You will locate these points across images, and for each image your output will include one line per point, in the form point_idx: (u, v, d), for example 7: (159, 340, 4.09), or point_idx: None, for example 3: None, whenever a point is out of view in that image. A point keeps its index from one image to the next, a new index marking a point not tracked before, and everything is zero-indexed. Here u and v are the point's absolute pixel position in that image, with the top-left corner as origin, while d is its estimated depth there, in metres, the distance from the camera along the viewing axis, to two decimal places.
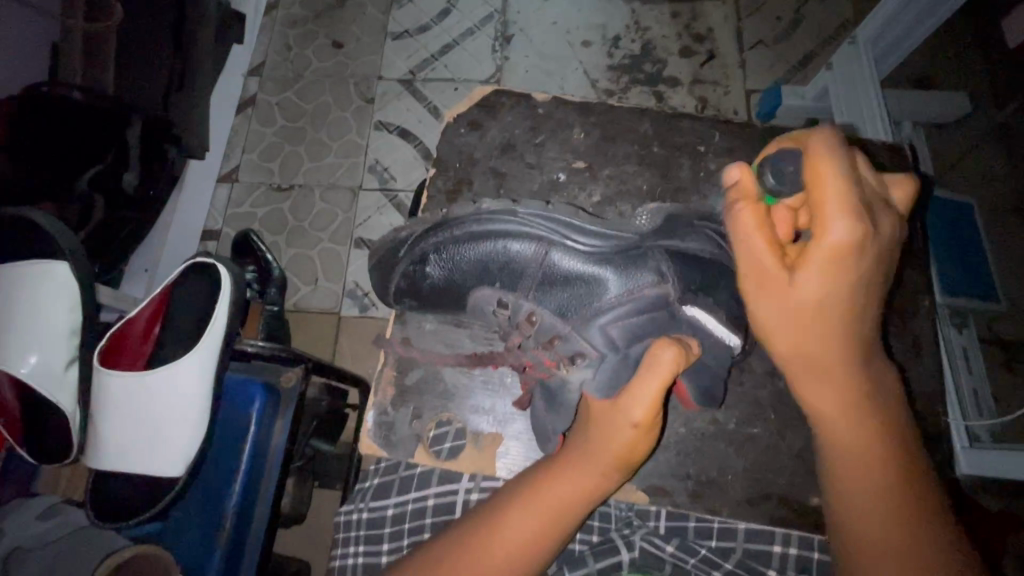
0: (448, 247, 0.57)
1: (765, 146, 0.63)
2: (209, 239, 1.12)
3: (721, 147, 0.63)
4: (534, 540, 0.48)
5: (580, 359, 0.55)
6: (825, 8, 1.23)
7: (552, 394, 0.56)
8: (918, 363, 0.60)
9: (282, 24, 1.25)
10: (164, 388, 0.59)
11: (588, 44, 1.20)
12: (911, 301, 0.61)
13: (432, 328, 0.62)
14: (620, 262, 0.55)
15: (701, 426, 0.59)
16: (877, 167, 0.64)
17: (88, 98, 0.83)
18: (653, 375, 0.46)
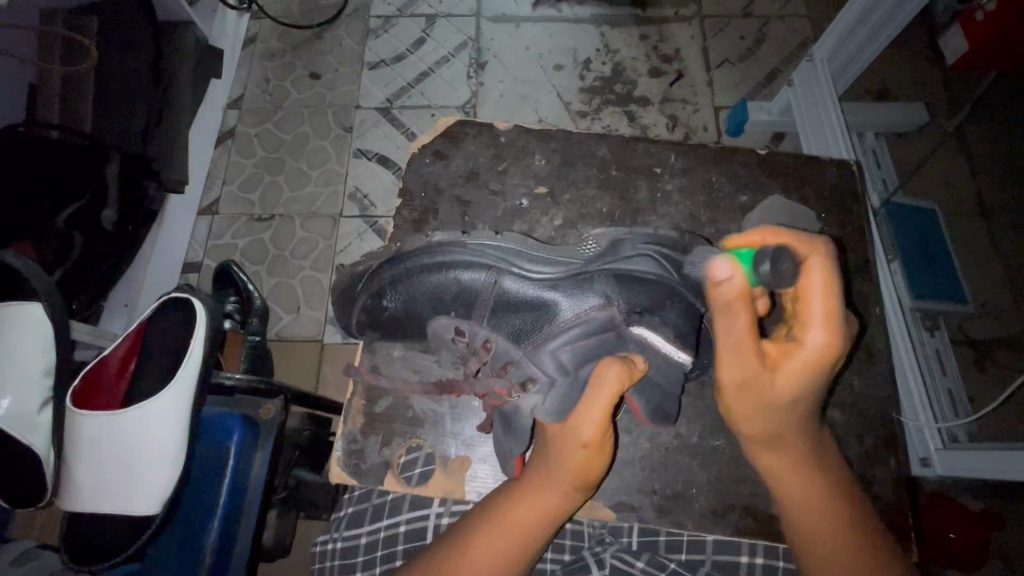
0: (403, 278, 0.58)
1: (719, 165, 0.65)
2: (190, 271, 1.13)
3: (677, 168, 0.65)
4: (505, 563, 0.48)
5: (532, 384, 0.57)
6: (787, 26, 1.27)
7: (507, 419, 0.57)
8: (873, 370, 0.61)
9: (260, 58, 1.28)
10: (139, 426, 0.58)
11: (560, 67, 1.23)
12: (864, 310, 0.63)
13: (401, 355, 0.63)
14: (568, 287, 0.57)
15: (664, 441, 0.60)
16: (825, 183, 0.66)
17: (66, 135, 0.84)
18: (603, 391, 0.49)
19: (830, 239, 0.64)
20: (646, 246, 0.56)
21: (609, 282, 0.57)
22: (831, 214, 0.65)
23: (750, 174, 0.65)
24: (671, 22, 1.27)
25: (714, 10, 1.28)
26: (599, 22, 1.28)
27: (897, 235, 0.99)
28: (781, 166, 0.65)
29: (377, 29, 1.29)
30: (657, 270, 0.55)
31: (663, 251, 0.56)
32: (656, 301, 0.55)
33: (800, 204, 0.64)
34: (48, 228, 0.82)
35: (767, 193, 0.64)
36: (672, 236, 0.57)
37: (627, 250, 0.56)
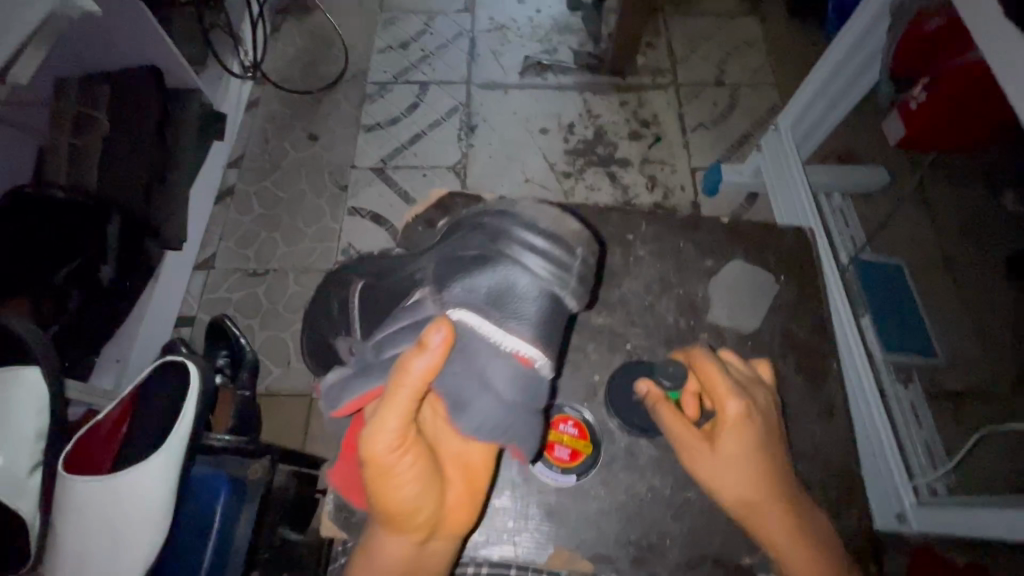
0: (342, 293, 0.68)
1: (685, 232, 0.70)
2: (184, 324, 1.14)
3: (647, 235, 0.69)
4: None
5: (358, 373, 0.55)
6: (756, 94, 1.37)
7: (339, 396, 0.56)
8: (834, 425, 0.63)
9: (262, 120, 1.35)
10: (128, 492, 0.57)
11: (546, 130, 1.31)
12: (822, 366, 0.65)
13: (340, 377, 0.58)
14: (438, 281, 0.53)
15: (640, 491, 0.58)
16: (784, 248, 0.70)
17: (70, 196, 0.90)
18: (397, 405, 0.44)
19: (787, 299, 0.67)
20: (515, 229, 0.52)
21: (467, 269, 0.52)
22: (790, 276, 0.69)
23: (715, 241, 0.70)
24: (649, 89, 1.37)
25: (688, 79, 1.38)
26: (582, 89, 1.37)
27: (869, 292, 1.03)
28: (743, 234, 0.70)
29: (374, 94, 1.37)
30: (528, 258, 0.51)
31: (532, 235, 0.52)
32: (516, 289, 0.50)
33: (761, 268, 0.69)
34: (46, 282, 0.85)
35: (730, 257, 0.69)
36: (546, 220, 0.52)
37: (488, 235, 0.52)
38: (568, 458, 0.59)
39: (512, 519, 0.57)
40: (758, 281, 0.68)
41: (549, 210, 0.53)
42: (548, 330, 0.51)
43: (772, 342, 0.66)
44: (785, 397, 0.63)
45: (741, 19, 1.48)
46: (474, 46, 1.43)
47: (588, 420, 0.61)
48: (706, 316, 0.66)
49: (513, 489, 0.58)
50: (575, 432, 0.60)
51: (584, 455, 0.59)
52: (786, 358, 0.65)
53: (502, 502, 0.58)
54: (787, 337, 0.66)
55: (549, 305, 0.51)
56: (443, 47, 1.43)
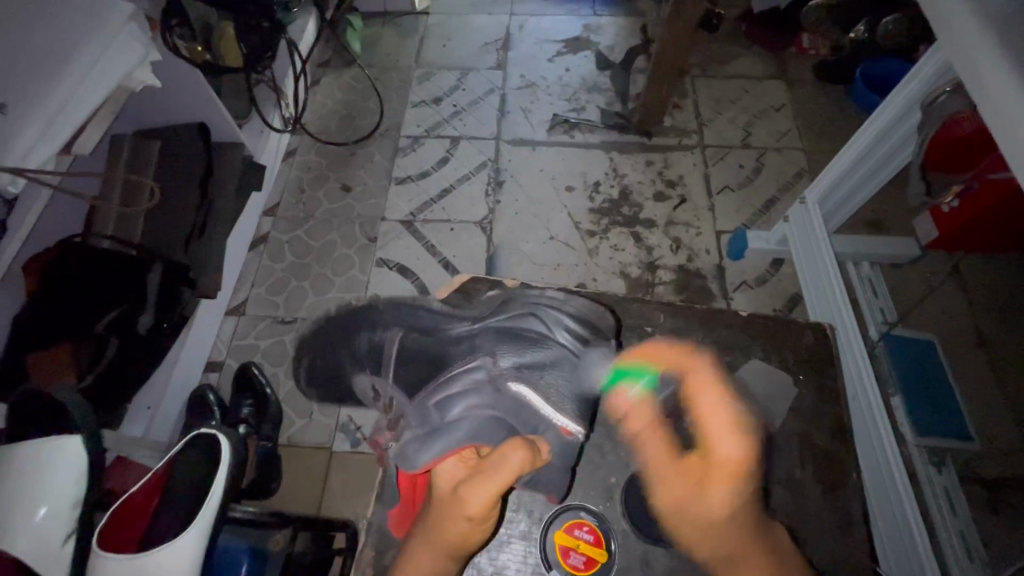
0: (363, 330, 0.74)
1: (704, 325, 0.70)
2: (212, 370, 1.17)
3: (666, 327, 0.70)
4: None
5: (425, 434, 0.57)
6: (782, 158, 1.38)
7: (405, 456, 0.56)
8: (855, 539, 0.60)
9: (298, 171, 1.40)
10: (160, 568, 0.57)
11: (571, 189, 1.34)
12: (843, 473, 0.63)
13: (402, 441, 0.58)
14: (492, 346, 0.63)
15: None
16: (804, 347, 0.69)
17: (116, 245, 0.97)
18: (494, 476, 0.51)
19: (808, 402, 0.66)
20: (548, 315, 0.64)
21: (520, 343, 0.62)
22: (810, 375, 0.68)
23: (734, 336, 0.70)
24: (675, 150, 1.39)
25: (714, 141, 1.40)
26: (608, 148, 1.39)
27: (899, 371, 1.01)
28: (763, 330, 0.70)
29: (406, 147, 1.42)
30: (568, 338, 0.63)
31: (573, 320, 0.64)
32: (557, 362, 0.61)
33: (780, 365, 0.68)
34: (88, 332, 0.89)
35: (748, 356, 0.69)
36: (584, 314, 0.65)
37: (536, 316, 0.64)
38: (584, 565, 0.57)
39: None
40: (779, 380, 0.67)
41: (580, 303, 0.67)
42: (583, 398, 0.60)
43: (790, 446, 0.64)
44: (805, 507, 0.61)
45: (768, 83, 1.50)
46: (504, 104, 1.48)
47: (604, 525, 0.60)
48: None
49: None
50: (591, 538, 0.58)
51: (600, 562, 0.58)
52: (805, 462, 0.63)
53: None
54: (806, 439, 0.64)
55: (585, 378, 0.60)
56: (474, 103, 1.48)
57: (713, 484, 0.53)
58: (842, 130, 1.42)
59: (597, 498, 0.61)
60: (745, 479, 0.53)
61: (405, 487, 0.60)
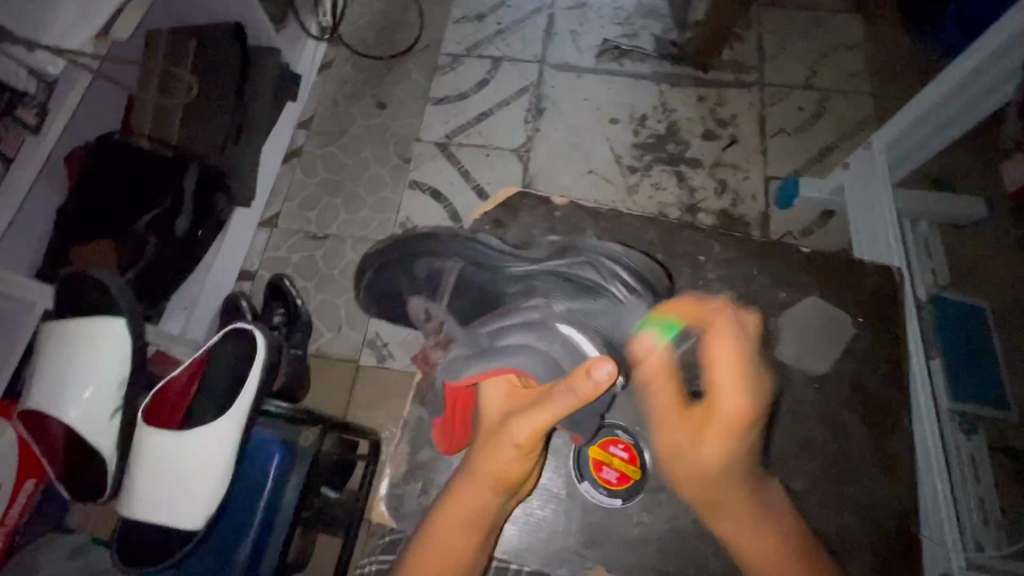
0: (417, 255, 0.67)
1: (761, 258, 0.68)
2: (245, 279, 1.19)
3: (720, 258, 0.68)
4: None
5: (478, 357, 0.60)
6: (847, 101, 1.28)
7: (452, 369, 0.60)
8: (898, 479, 0.62)
9: (332, 83, 1.35)
10: (194, 446, 0.61)
11: (615, 121, 1.27)
12: (894, 418, 0.64)
13: (452, 358, 0.62)
14: (548, 291, 0.65)
15: (685, 525, 0.61)
16: (866, 286, 0.68)
17: (154, 145, 0.95)
18: (548, 411, 0.54)
19: (864, 342, 0.66)
20: (614, 268, 0.63)
21: (574, 290, 0.63)
22: (869, 320, 0.67)
23: (794, 268, 0.68)
24: (730, 86, 1.29)
25: (776, 79, 1.29)
26: (659, 80, 1.30)
27: (943, 334, 0.97)
28: (825, 264, 0.68)
29: (445, 66, 1.35)
30: (625, 293, 0.62)
31: (631, 273, 0.63)
32: (610, 315, 0.62)
33: (840, 305, 0.67)
34: (129, 229, 0.90)
35: (807, 291, 0.68)
36: (643, 271, 0.63)
37: (594, 266, 0.63)
38: (616, 480, 0.62)
39: (564, 531, 0.61)
40: (834, 319, 0.67)
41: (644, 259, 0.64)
42: (630, 354, 0.62)
43: (841, 386, 0.65)
44: (846, 447, 0.63)
45: (843, 18, 1.36)
46: (551, 23, 1.38)
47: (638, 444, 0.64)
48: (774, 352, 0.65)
49: (558, 502, 0.62)
50: (625, 455, 0.63)
51: (632, 479, 0.62)
52: (854, 403, 0.64)
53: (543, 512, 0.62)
54: (858, 380, 0.65)
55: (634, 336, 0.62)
56: (520, 22, 1.38)
57: (706, 442, 0.55)
58: (918, 74, 1.30)
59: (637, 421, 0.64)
60: (738, 432, 0.54)
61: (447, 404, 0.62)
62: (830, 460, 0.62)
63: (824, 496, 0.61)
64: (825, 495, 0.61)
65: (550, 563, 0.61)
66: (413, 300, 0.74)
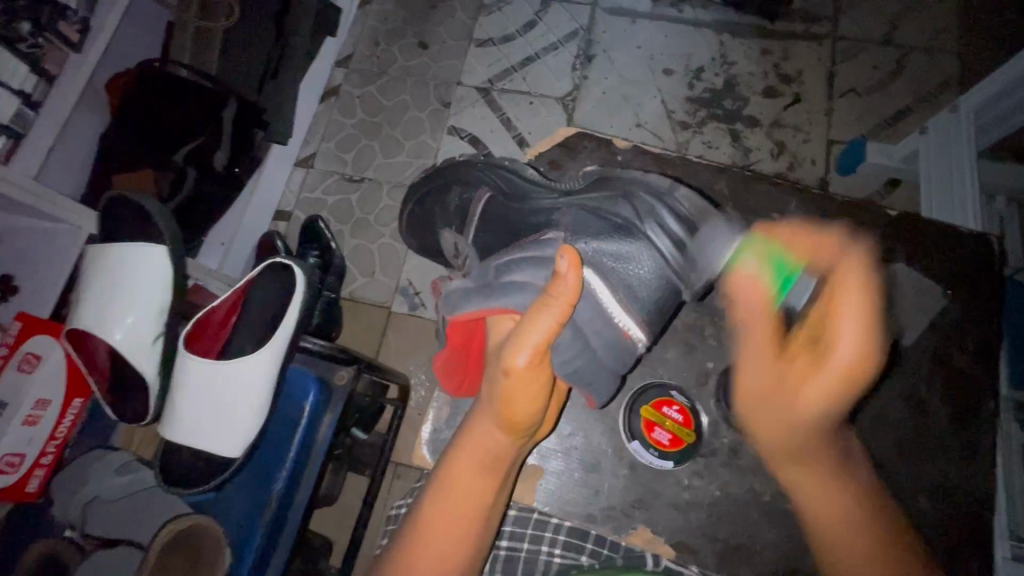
0: (453, 184, 0.76)
1: (838, 219, 0.65)
2: (281, 219, 1.18)
3: (796, 216, 0.65)
4: (457, 524, 0.54)
5: (481, 289, 0.60)
6: (929, 61, 1.16)
7: (457, 299, 0.62)
8: (974, 464, 0.60)
9: (373, 19, 1.29)
10: (233, 377, 0.62)
11: (669, 72, 1.19)
12: (976, 401, 0.61)
13: (461, 288, 0.63)
14: (573, 228, 0.61)
15: (737, 492, 0.60)
16: (956, 256, 0.64)
17: (193, 75, 0.92)
18: (535, 332, 0.50)
19: (953, 317, 0.63)
20: (654, 206, 0.59)
21: (604, 229, 0.60)
22: (957, 292, 0.63)
23: (875, 234, 0.65)
24: (799, 39, 1.19)
25: (850, 33, 1.18)
26: (720, 29, 1.20)
27: (1010, 317, 0.90)
28: (912, 228, 0.65)
29: (491, 5, 1.27)
30: (656, 236, 0.57)
31: (674, 214, 0.58)
32: (638, 261, 0.57)
33: (926, 274, 0.64)
34: (170, 161, 0.91)
35: (892, 258, 0.64)
36: (688, 216, 0.58)
37: (630, 200, 0.60)
38: (668, 442, 0.61)
39: (610, 488, 0.61)
40: (918, 291, 0.63)
41: (697, 201, 0.59)
42: (652, 310, 0.57)
43: (920, 363, 0.62)
44: (924, 426, 0.61)
45: None
46: None
47: (694, 408, 0.63)
48: None
49: (604, 458, 0.62)
50: (680, 417, 0.62)
51: (686, 442, 0.61)
52: (932, 382, 0.62)
53: (588, 471, 0.62)
54: (941, 359, 0.62)
55: (660, 289, 0.57)
56: None
57: (808, 390, 0.50)
58: (1014, 33, 1.17)
59: (694, 380, 0.63)
60: (848, 385, 0.49)
61: (457, 341, 0.65)
62: (903, 439, 0.61)
63: (891, 473, 0.60)
64: (896, 475, 0.60)
65: (594, 516, 0.61)
66: (446, 235, 0.76)
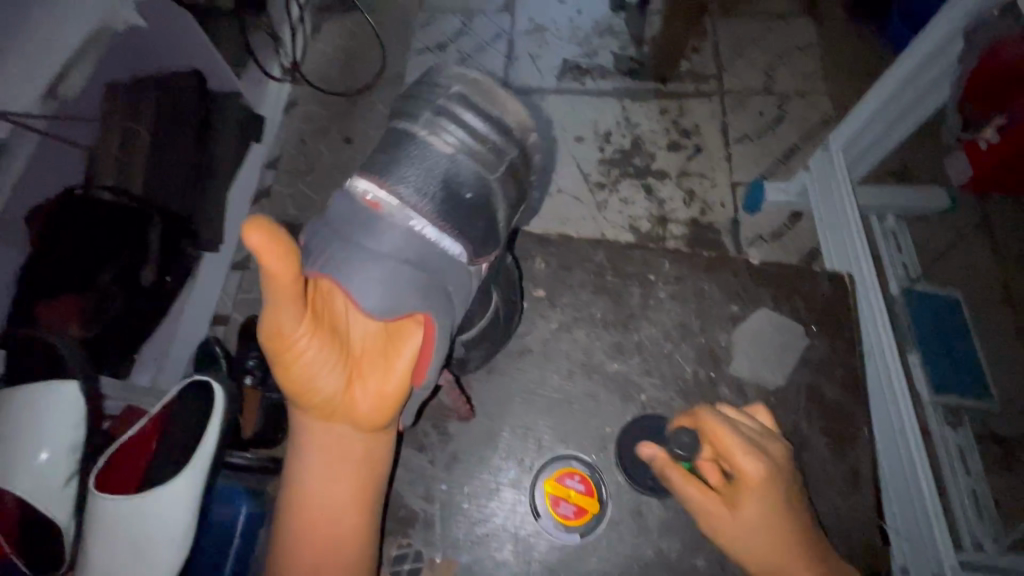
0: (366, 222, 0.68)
1: (711, 273, 0.72)
2: (218, 324, 1.17)
3: (671, 275, 0.71)
4: (328, 525, 0.56)
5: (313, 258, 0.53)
6: (806, 104, 1.30)
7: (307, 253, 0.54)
8: (861, 491, 0.63)
9: (298, 121, 1.36)
10: (153, 510, 0.59)
11: (580, 139, 1.28)
12: (852, 427, 0.65)
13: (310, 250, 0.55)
14: (377, 164, 0.55)
15: (650, 553, 0.60)
16: (820, 293, 0.71)
17: (118, 197, 0.93)
18: (291, 325, 0.50)
19: (820, 352, 0.68)
20: (444, 123, 0.56)
21: (404, 145, 0.56)
22: (824, 328, 0.69)
23: (745, 283, 0.71)
24: (690, 97, 1.31)
25: (734, 88, 1.31)
26: (620, 96, 1.32)
27: (918, 325, 0.97)
28: (775, 274, 0.71)
29: None
30: (463, 141, 0.57)
31: (468, 130, 0.57)
32: (448, 166, 0.55)
33: (794, 314, 0.70)
34: (91, 284, 0.89)
35: (760, 303, 0.70)
36: (481, 101, 0.58)
37: (419, 123, 0.57)
38: (572, 515, 0.61)
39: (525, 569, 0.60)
40: (785, 332, 0.69)
41: (509, 106, 0.60)
42: (466, 218, 0.55)
43: (798, 399, 0.66)
44: (810, 459, 0.64)
45: (795, 21, 1.39)
46: (511, 48, 1.39)
47: (596, 476, 0.63)
48: (727, 368, 0.67)
49: (516, 543, 0.61)
50: (582, 488, 0.62)
51: (590, 512, 0.61)
52: (814, 415, 0.66)
53: (503, 557, 0.61)
54: (817, 393, 0.67)
55: (479, 192, 0.55)
56: (481, 49, 1.40)
57: (735, 535, 0.53)
58: (874, 73, 1.33)
59: (593, 448, 0.64)
60: (789, 535, 0.52)
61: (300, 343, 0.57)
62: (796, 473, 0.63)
63: None
64: None
65: None
66: None
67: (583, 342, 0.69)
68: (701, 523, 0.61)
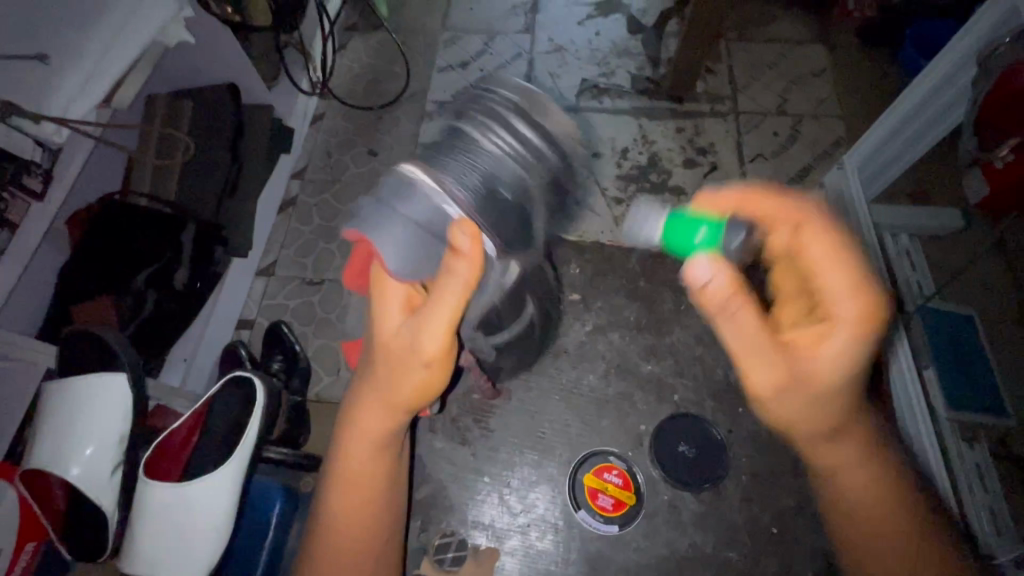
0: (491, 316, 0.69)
1: None
2: (243, 328, 1.20)
3: None
4: (363, 513, 0.58)
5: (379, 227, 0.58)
6: (820, 125, 1.33)
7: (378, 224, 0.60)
8: None
9: (325, 134, 1.40)
10: (197, 500, 0.62)
11: (599, 155, 1.31)
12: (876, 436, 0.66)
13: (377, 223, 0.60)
14: (441, 144, 0.60)
15: None
16: None
17: (155, 203, 0.98)
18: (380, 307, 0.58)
19: None
20: (504, 121, 0.61)
21: (461, 137, 0.60)
22: None
23: None
24: (706, 116, 1.34)
25: (749, 109, 1.35)
26: (638, 114, 1.36)
27: (934, 342, 0.99)
28: None
29: (432, 112, 1.41)
30: (510, 139, 0.61)
31: (523, 133, 0.61)
32: (496, 165, 0.59)
33: None
34: (128, 286, 0.92)
35: None
36: (533, 111, 0.63)
37: (477, 123, 0.60)
38: (611, 506, 0.71)
39: (558, 556, 0.70)
40: None
41: (556, 113, 0.64)
42: (507, 212, 0.61)
43: None
44: None
45: (809, 46, 1.43)
46: (531, 68, 1.44)
47: (631, 470, 0.74)
48: None
49: (556, 532, 0.71)
50: (620, 481, 0.73)
51: (629, 504, 0.72)
52: None
53: (544, 545, 0.71)
54: None
55: (517, 189, 0.61)
56: (502, 68, 1.45)
57: (807, 357, 0.51)
58: (886, 96, 1.36)
59: (631, 450, 0.75)
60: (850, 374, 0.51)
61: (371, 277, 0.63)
62: None
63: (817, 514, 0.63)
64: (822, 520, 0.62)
65: None
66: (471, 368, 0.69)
67: (617, 344, 0.82)
68: (729, 516, 0.72)
